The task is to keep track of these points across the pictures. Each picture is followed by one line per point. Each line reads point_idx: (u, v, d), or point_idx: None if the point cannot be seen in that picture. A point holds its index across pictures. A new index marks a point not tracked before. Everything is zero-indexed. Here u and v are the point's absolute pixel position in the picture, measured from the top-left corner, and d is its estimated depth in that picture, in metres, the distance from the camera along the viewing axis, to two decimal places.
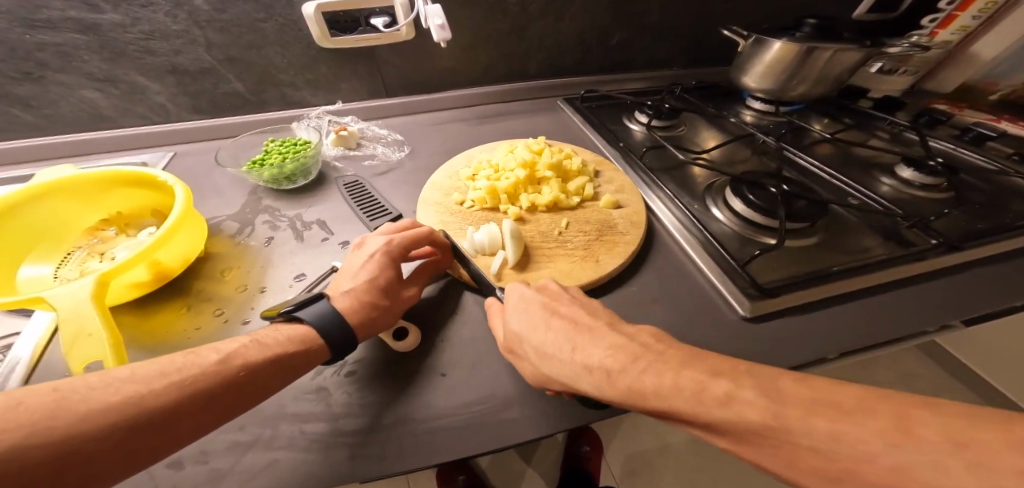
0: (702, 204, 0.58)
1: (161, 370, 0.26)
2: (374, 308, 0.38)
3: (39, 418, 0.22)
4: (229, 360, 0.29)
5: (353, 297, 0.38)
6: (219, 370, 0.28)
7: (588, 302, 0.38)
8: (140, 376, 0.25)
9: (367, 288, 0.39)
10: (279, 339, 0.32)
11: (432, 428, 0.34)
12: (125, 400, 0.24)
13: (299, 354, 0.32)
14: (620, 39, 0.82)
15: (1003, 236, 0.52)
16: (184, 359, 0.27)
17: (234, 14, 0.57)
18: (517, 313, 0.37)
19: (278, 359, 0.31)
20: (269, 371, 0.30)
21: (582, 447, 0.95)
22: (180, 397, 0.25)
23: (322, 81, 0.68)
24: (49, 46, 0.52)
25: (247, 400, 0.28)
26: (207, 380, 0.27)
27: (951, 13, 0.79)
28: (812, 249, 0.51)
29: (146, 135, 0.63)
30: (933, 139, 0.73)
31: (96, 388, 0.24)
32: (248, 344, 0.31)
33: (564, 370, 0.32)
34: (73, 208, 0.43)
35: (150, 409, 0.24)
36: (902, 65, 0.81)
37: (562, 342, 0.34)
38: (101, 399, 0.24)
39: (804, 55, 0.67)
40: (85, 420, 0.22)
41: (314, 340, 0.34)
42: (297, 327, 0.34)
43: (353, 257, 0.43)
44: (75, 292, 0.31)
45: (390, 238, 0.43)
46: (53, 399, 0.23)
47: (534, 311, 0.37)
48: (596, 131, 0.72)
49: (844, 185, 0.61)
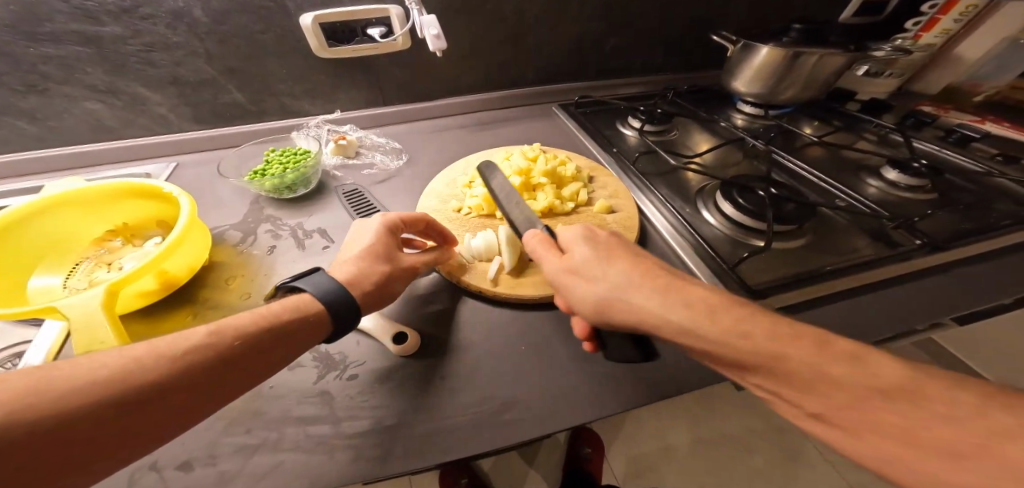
0: (694, 208, 0.59)
1: (149, 347, 0.26)
2: (372, 274, 0.39)
3: (19, 398, 0.21)
4: (222, 332, 0.29)
5: (353, 266, 0.39)
6: (210, 343, 0.28)
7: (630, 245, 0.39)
8: (129, 353, 0.25)
9: (367, 256, 0.40)
10: (274, 310, 0.32)
11: (432, 429, 0.36)
12: (113, 377, 0.24)
13: (296, 323, 0.32)
14: (614, 45, 0.84)
15: (985, 236, 0.54)
16: (175, 336, 0.27)
17: (233, 26, 0.58)
18: (593, 250, 0.37)
19: (273, 329, 0.31)
20: (265, 343, 0.30)
21: (583, 449, 0.97)
22: (170, 372, 0.25)
23: (321, 90, 0.70)
24: (52, 59, 0.53)
25: (244, 371, 0.28)
26: (201, 355, 0.27)
27: (934, 17, 0.81)
28: (801, 251, 0.52)
29: (148, 145, 0.64)
30: (918, 141, 0.75)
31: (80, 365, 0.24)
32: (241, 316, 0.31)
33: (638, 297, 0.32)
34: (80, 219, 0.44)
35: (141, 383, 0.24)
36: (888, 68, 0.83)
37: (636, 275, 0.34)
38: (87, 377, 0.23)
39: (790, 59, 0.69)
40: (69, 399, 0.22)
41: (313, 304, 0.34)
42: (298, 296, 0.35)
43: (352, 236, 0.44)
44: (87, 301, 0.32)
45: (386, 215, 0.46)
46: (33, 379, 0.22)
47: (607, 249, 0.37)
48: (590, 137, 0.74)
49: (831, 187, 0.62)
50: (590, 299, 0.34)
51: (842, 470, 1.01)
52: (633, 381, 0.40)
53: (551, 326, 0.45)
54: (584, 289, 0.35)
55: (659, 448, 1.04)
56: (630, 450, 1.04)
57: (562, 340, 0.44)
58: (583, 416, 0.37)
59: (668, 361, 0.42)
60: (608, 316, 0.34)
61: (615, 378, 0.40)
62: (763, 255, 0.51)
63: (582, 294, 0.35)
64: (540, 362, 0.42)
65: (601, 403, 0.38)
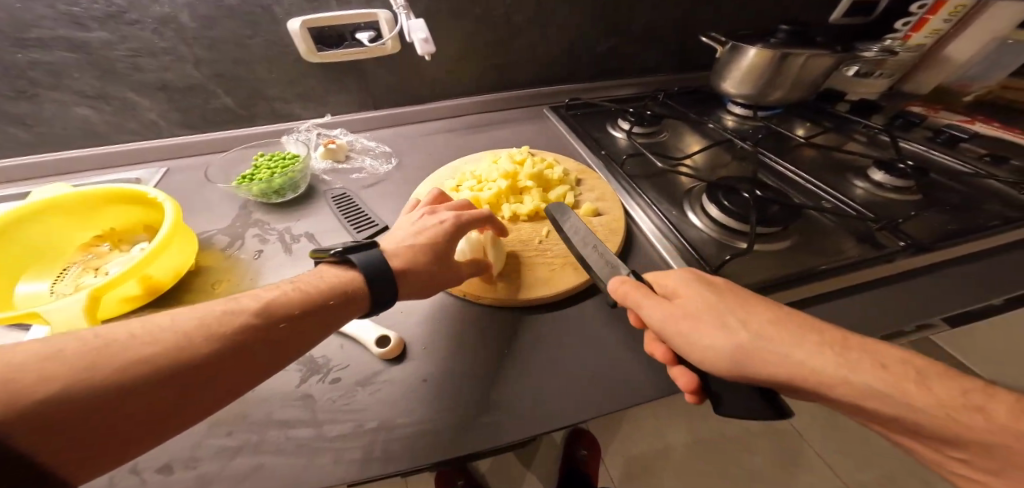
0: (680, 210, 0.59)
1: (198, 323, 0.28)
2: (424, 265, 0.41)
3: (84, 366, 0.23)
4: (268, 310, 0.31)
5: (409, 253, 0.41)
6: (259, 321, 0.30)
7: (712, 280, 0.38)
8: (181, 327, 0.27)
9: (425, 249, 0.42)
10: (316, 288, 0.35)
11: (412, 432, 0.36)
12: (167, 349, 0.26)
13: (333, 304, 0.34)
14: (605, 47, 0.84)
15: (971, 237, 0.54)
16: (225, 309, 0.29)
17: (220, 31, 0.59)
18: (700, 295, 0.35)
19: (315, 308, 0.33)
20: (305, 322, 0.32)
21: (579, 451, 0.98)
22: (217, 347, 0.27)
23: (311, 94, 0.70)
24: (41, 65, 0.54)
25: (283, 350, 0.30)
26: (248, 331, 0.29)
27: (924, 17, 0.80)
28: (786, 252, 0.52)
29: (138, 150, 0.64)
30: (905, 142, 0.75)
31: (136, 337, 0.26)
32: (286, 293, 0.33)
33: (784, 353, 0.30)
34: (67, 226, 0.44)
35: (191, 356, 0.26)
36: (878, 68, 0.83)
37: (766, 324, 0.32)
38: (137, 351, 0.25)
39: (778, 61, 0.69)
40: (127, 369, 0.24)
41: (359, 288, 0.36)
42: (347, 272, 0.37)
43: (416, 222, 0.47)
44: (70, 307, 0.33)
45: (458, 214, 0.47)
46: (94, 349, 0.25)
47: (707, 293, 0.35)
48: (579, 139, 0.74)
49: (818, 189, 0.62)
50: (725, 350, 0.31)
51: (837, 469, 1.01)
52: (614, 384, 0.40)
53: (535, 330, 0.46)
54: (715, 339, 0.32)
55: (657, 449, 1.04)
56: (627, 452, 1.04)
57: (545, 343, 0.44)
58: (564, 418, 0.37)
59: (649, 363, 0.42)
60: (747, 371, 0.31)
61: (596, 381, 0.40)
62: (746, 256, 0.51)
63: (712, 345, 0.32)
64: (523, 365, 0.42)
65: (582, 405, 0.38)
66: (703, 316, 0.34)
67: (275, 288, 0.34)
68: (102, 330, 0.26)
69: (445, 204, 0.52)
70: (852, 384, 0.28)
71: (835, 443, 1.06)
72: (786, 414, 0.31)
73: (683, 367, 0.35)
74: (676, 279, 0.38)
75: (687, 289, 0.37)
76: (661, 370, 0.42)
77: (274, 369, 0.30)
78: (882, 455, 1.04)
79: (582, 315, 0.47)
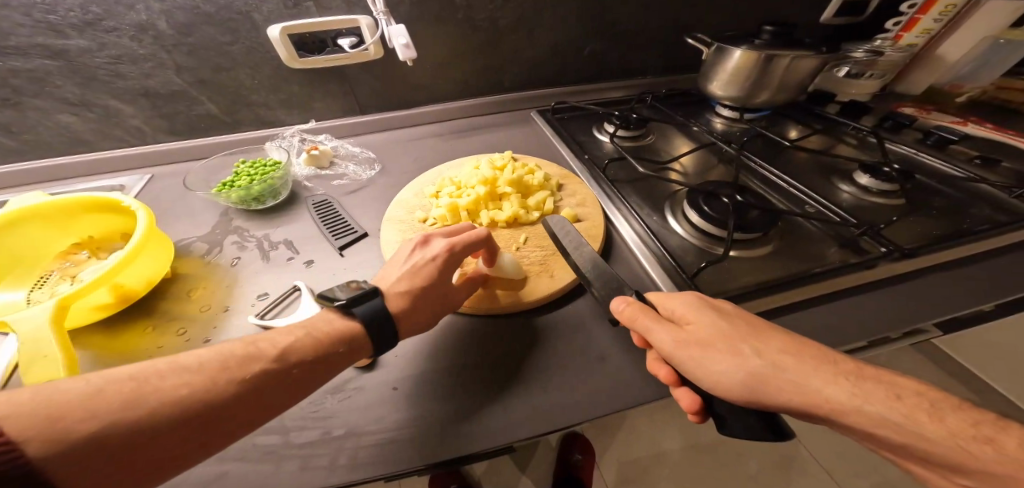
0: (661, 216, 0.59)
1: (224, 364, 0.29)
2: (427, 308, 0.40)
3: (121, 406, 0.25)
4: (284, 356, 0.31)
5: (408, 297, 0.40)
6: (279, 365, 0.30)
7: (722, 305, 0.37)
8: (207, 369, 0.28)
9: (422, 290, 0.41)
10: (331, 332, 0.34)
11: (381, 441, 0.36)
12: (194, 392, 0.27)
13: (346, 350, 0.34)
14: (591, 50, 0.84)
15: (952, 243, 0.52)
16: (248, 351, 0.30)
17: (199, 38, 0.59)
18: (709, 318, 0.34)
19: (329, 352, 0.33)
20: (322, 367, 0.32)
21: (574, 456, 0.98)
22: (237, 392, 0.28)
23: (295, 100, 0.71)
24: (22, 72, 0.55)
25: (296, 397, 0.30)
26: (267, 374, 0.29)
27: (914, 17, 0.80)
28: (767, 258, 0.52)
29: (123, 157, 0.65)
30: (893, 144, 0.75)
31: (166, 378, 0.27)
32: (304, 337, 0.33)
33: (798, 380, 0.30)
34: (45, 234, 0.45)
35: (214, 399, 0.27)
36: (869, 69, 0.83)
37: (778, 351, 0.32)
38: (170, 392, 0.26)
39: (763, 62, 0.68)
40: (156, 411, 0.25)
41: (360, 335, 0.35)
42: (350, 322, 0.36)
43: (409, 257, 0.44)
44: (36, 316, 0.33)
45: (452, 242, 0.45)
46: (131, 387, 0.26)
47: (718, 317, 0.34)
48: (564, 143, 0.74)
49: (801, 193, 0.62)
50: (738, 378, 0.31)
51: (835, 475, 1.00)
52: (584, 392, 0.40)
53: (510, 336, 0.46)
54: (728, 365, 0.31)
55: (652, 454, 1.03)
56: (621, 455, 1.03)
57: (520, 350, 0.44)
58: (531, 427, 0.37)
59: (622, 370, 0.42)
60: (757, 398, 0.31)
61: (567, 389, 0.40)
62: (724, 263, 0.51)
63: (724, 371, 0.31)
64: (496, 372, 0.42)
65: (550, 414, 0.38)
66: (714, 342, 0.33)
67: (292, 328, 0.34)
68: (139, 366, 0.27)
69: (437, 230, 0.49)
70: (859, 415, 0.28)
71: (832, 448, 1.05)
72: (787, 436, 0.29)
73: (686, 388, 0.34)
74: (685, 299, 0.37)
75: (695, 313, 0.35)
76: (634, 377, 0.41)
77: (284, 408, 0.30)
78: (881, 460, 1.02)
79: (557, 322, 0.47)
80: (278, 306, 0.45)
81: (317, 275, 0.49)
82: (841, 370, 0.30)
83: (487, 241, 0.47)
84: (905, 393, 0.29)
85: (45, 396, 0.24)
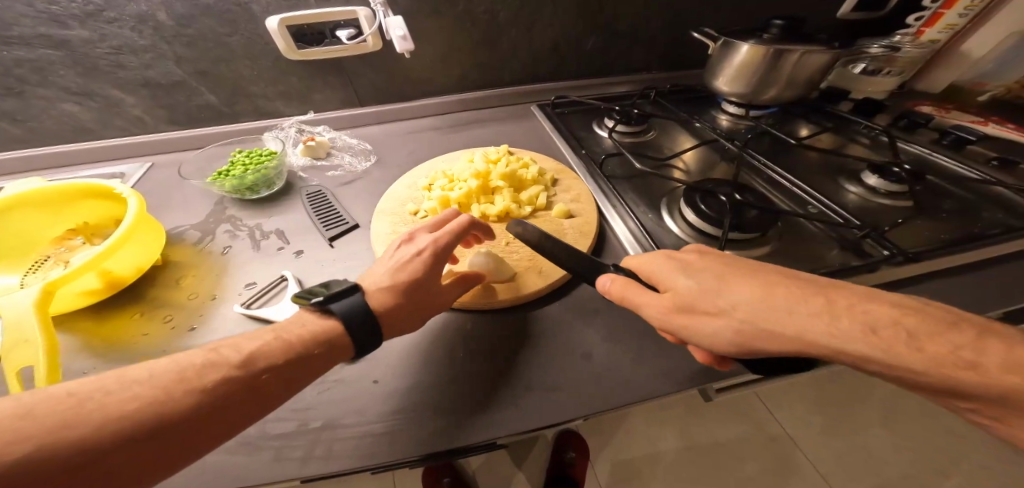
0: (658, 215, 0.57)
1: (178, 376, 0.27)
2: (410, 307, 0.39)
3: (59, 427, 0.23)
4: (249, 362, 0.30)
5: (390, 294, 0.38)
6: (243, 373, 0.29)
7: (689, 258, 0.35)
8: (158, 385, 0.27)
9: (406, 288, 0.39)
10: (300, 337, 0.33)
11: (359, 433, 0.36)
12: (144, 406, 0.25)
13: (319, 354, 0.33)
14: (594, 44, 0.82)
15: (961, 248, 0.50)
16: (204, 362, 0.29)
17: (198, 29, 0.60)
18: (687, 277, 0.33)
19: (300, 357, 0.32)
20: (290, 372, 0.31)
21: (568, 454, 0.96)
22: (196, 403, 0.26)
23: (293, 92, 0.71)
24: (26, 62, 0.56)
25: (264, 405, 0.29)
26: (229, 384, 0.28)
27: (937, 11, 0.76)
28: (764, 259, 0.50)
29: (124, 146, 0.66)
30: (905, 143, 0.72)
31: (113, 393, 0.25)
32: (270, 342, 0.32)
33: (791, 322, 0.28)
34: (39, 220, 0.46)
35: (171, 413, 0.26)
36: (887, 65, 0.80)
37: (763, 295, 0.30)
38: (118, 408, 0.25)
39: (771, 57, 0.66)
40: (101, 428, 0.24)
41: (338, 336, 0.34)
42: (327, 320, 0.35)
43: (394, 253, 0.43)
44: (19, 301, 0.34)
45: (438, 236, 0.44)
46: (68, 406, 0.24)
47: (695, 274, 0.33)
48: (562, 138, 0.73)
49: (805, 193, 0.59)
50: (730, 336, 0.30)
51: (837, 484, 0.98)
52: (565, 392, 0.39)
53: (494, 333, 0.45)
54: (714, 326, 0.31)
55: (647, 454, 1.02)
56: (615, 455, 1.02)
57: (502, 347, 0.44)
58: (508, 426, 0.37)
59: (605, 369, 0.41)
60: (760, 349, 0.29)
61: (547, 387, 0.39)
62: None
63: (714, 332, 0.31)
64: (477, 366, 0.42)
65: (527, 412, 0.37)
66: (697, 303, 0.32)
67: (258, 333, 0.33)
68: (82, 382, 0.26)
69: (424, 224, 0.48)
70: None
71: (836, 454, 1.02)
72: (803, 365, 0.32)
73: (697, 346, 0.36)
74: (660, 261, 0.36)
75: (671, 276, 0.34)
76: (618, 379, 0.40)
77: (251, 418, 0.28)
78: (885, 468, 0.98)
79: (543, 320, 0.46)
80: (264, 295, 0.45)
81: (305, 266, 0.49)
82: (828, 298, 0.29)
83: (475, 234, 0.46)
84: (877, 323, 0.27)
85: None
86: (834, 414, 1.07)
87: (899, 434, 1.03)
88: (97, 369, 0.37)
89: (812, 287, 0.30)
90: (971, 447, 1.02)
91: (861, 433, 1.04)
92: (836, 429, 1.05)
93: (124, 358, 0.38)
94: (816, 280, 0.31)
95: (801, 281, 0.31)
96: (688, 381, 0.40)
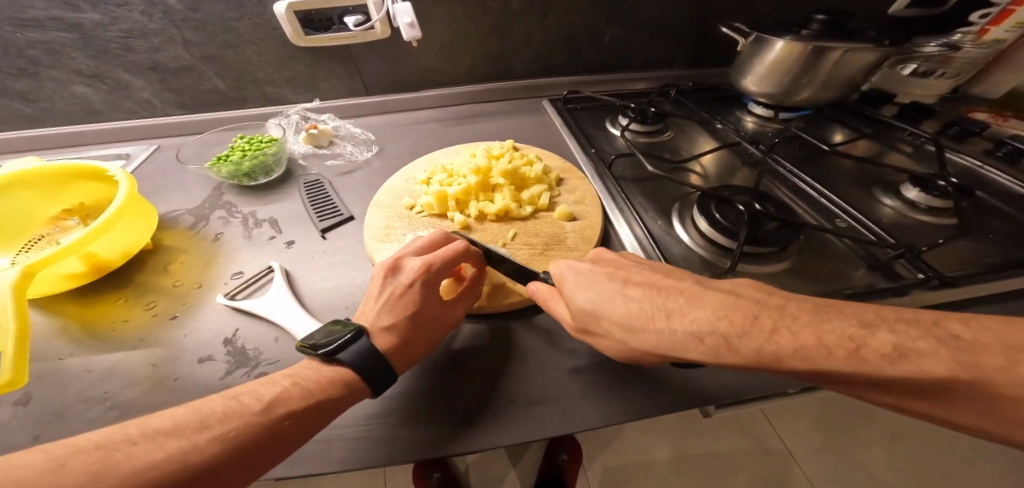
0: (667, 222, 0.53)
1: (201, 421, 0.26)
2: (420, 339, 0.37)
3: (88, 479, 0.22)
4: (270, 409, 0.28)
5: (396, 332, 0.36)
6: (265, 420, 0.27)
7: (578, 268, 0.37)
8: (181, 439, 0.25)
9: (411, 321, 0.37)
10: (319, 382, 0.31)
11: (331, 436, 0.33)
12: (168, 458, 0.24)
13: (338, 397, 0.31)
14: (612, 36, 0.78)
15: (1007, 272, 0.45)
16: (223, 408, 0.27)
17: (207, 13, 0.59)
18: (582, 289, 0.35)
19: (320, 405, 0.30)
20: (314, 416, 0.29)
21: (560, 457, 0.86)
22: (217, 454, 0.25)
23: (300, 79, 0.70)
24: (39, 44, 0.57)
25: (284, 454, 0.28)
26: (249, 431, 0.26)
27: (1008, 7, 0.66)
28: (781, 276, 0.46)
29: (130, 128, 0.67)
30: (953, 152, 0.66)
31: (139, 444, 0.24)
32: (289, 388, 0.30)
33: (654, 337, 0.31)
34: (35, 202, 0.48)
35: (197, 465, 0.24)
36: (942, 67, 0.73)
37: (631, 309, 0.32)
38: (147, 458, 0.24)
39: (810, 55, 0.60)
40: (127, 480, 0.23)
41: (353, 380, 0.32)
42: (334, 369, 0.32)
43: (382, 288, 0.39)
44: None
45: (426, 260, 0.41)
46: (95, 457, 0.23)
47: (596, 285, 0.35)
48: (572, 134, 0.69)
49: (834, 206, 0.54)
50: (615, 352, 0.33)
51: None
52: (557, 410, 0.36)
53: (479, 341, 0.42)
54: (606, 346, 0.34)
55: (640, 461, 0.98)
56: (609, 459, 0.98)
57: (489, 356, 0.40)
58: (491, 441, 0.34)
59: (596, 385, 0.38)
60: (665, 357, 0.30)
61: (534, 402, 0.36)
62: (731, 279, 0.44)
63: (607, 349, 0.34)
64: (460, 371, 0.39)
65: (506, 425, 0.34)
66: (588, 323, 0.34)
67: (275, 378, 0.31)
68: (104, 435, 0.25)
69: (409, 246, 0.44)
70: None
71: (835, 474, 0.95)
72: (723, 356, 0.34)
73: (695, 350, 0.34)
74: (562, 273, 0.37)
75: (566, 284, 0.36)
76: (613, 397, 0.37)
77: (272, 464, 0.27)
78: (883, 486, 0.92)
79: (535, 328, 0.43)
80: (250, 286, 0.44)
81: (294, 257, 0.48)
82: (666, 305, 0.31)
83: (467, 253, 0.43)
84: (700, 332, 0.28)
85: (4, 476, 0.22)
86: (836, 430, 1.01)
87: (912, 457, 0.95)
88: (75, 356, 0.37)
89: (658, 301, 0.32)
90: (993, 475, 0.93)
91: (864, 448, 0.98)
92: (837, 445, 0.99)
93: (101, 345, 0.38)
94: (665, 287, 0.33)
95: (647, 292, 0.33)
96: (686, 404, 0.36)
